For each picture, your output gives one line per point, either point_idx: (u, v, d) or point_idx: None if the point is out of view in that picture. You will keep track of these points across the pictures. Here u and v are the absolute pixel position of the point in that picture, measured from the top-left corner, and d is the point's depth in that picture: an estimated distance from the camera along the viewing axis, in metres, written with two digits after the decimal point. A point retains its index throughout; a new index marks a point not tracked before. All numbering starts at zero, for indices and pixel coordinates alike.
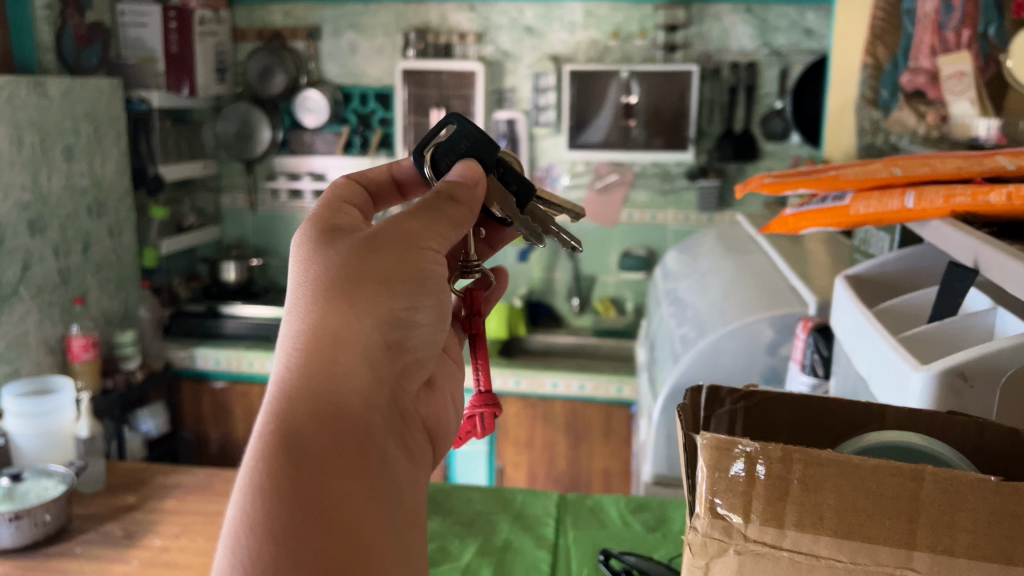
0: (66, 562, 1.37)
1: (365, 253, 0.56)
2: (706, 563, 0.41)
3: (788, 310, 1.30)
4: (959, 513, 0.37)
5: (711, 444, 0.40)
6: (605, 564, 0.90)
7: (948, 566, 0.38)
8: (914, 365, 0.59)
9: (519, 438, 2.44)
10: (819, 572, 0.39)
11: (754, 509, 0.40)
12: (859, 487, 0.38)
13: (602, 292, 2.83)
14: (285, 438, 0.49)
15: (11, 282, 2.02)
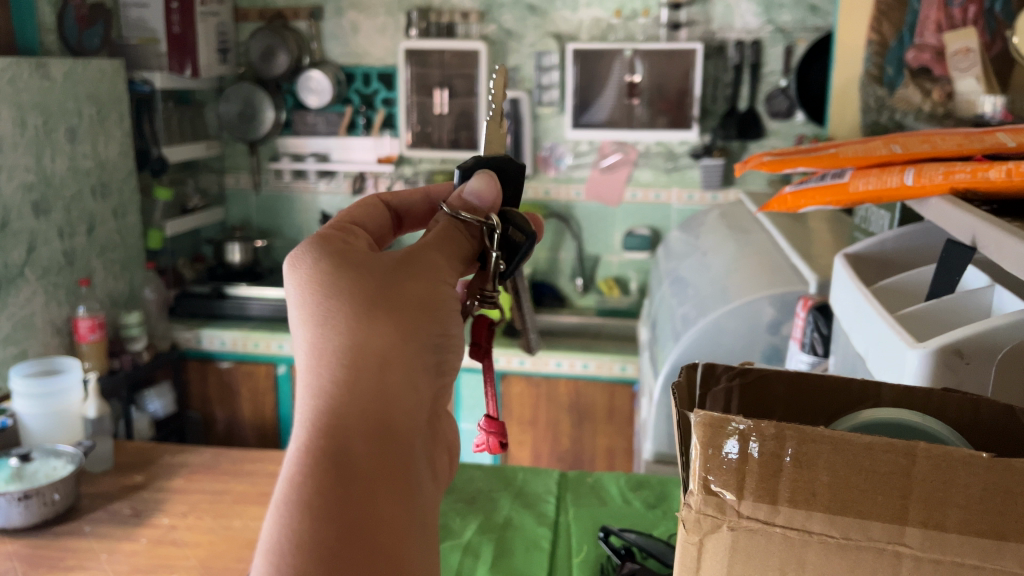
0: (75, 541, 1.39)
1: (402, 275, 0.52)
2: (700, 539, 0.41)
3: (789, 289, 1.30)
4: (952, 489, 0.37)
5: (705, 422, 0.40)
6: (605, 541, 0.91)
7: (940, 542, 0.38)
8: (911, 343, 0.59)
9: (523, 417, 2.45)
10: (812, 547, 0.40)
11: (747, 486, 0.40)
12: (853, 465, 0.39)
13: (606, 272, 2.83)
14: (328, 476, 0.46)
15: (17, 264, 2.03)
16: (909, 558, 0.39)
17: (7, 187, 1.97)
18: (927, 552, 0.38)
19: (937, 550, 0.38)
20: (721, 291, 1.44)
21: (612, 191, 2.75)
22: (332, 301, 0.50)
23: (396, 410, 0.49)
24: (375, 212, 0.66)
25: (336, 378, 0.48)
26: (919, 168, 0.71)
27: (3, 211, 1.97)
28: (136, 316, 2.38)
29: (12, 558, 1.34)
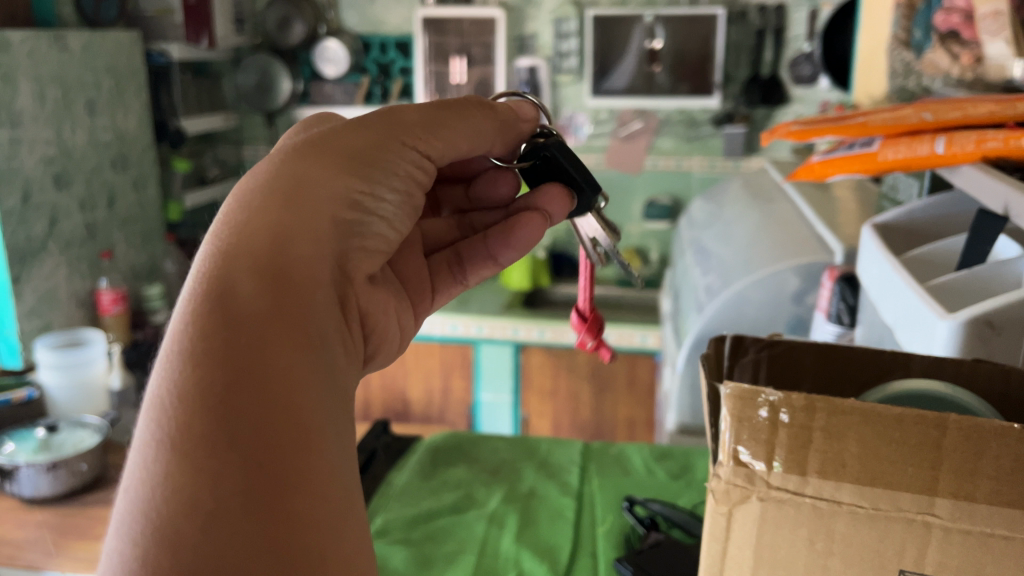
0: (104, 511, 1.43)
1: (326, 145, 0.48)
2: (729, 509, 0.42)
3: (815, 259, 1.29)
4: (982, 460, 0.37)
5: (735, 394, 0.40)
6: (629, 511, 0.92)
7: (969, 512, 0.38)
8: (940, 313, 0.58)
9: (543, 388, 2.47)
10: (841, 517, 0.40)
11: (777, 456, 0.40)
12: (882, 437, 0.38)
13: (626, 242, 2.83)
14: (210, 311, 0.40)
15: (40, 237, 2.04)
16: (938, 528, 0.39)
17: (27, 160, 1.98)
18: (956, 522, 0.38)
19: (965, 521, 0.38)
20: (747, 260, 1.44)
21: (631, 159, 2.74)
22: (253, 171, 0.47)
23: (295, 262, 0.42)
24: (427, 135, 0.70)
25: (237, 215, 0.43)
26: (950, 136, 0.70)
27: (25, 184, 1.98)
28: (157, 288, 2.40)
29: (42, 527, 1.39)
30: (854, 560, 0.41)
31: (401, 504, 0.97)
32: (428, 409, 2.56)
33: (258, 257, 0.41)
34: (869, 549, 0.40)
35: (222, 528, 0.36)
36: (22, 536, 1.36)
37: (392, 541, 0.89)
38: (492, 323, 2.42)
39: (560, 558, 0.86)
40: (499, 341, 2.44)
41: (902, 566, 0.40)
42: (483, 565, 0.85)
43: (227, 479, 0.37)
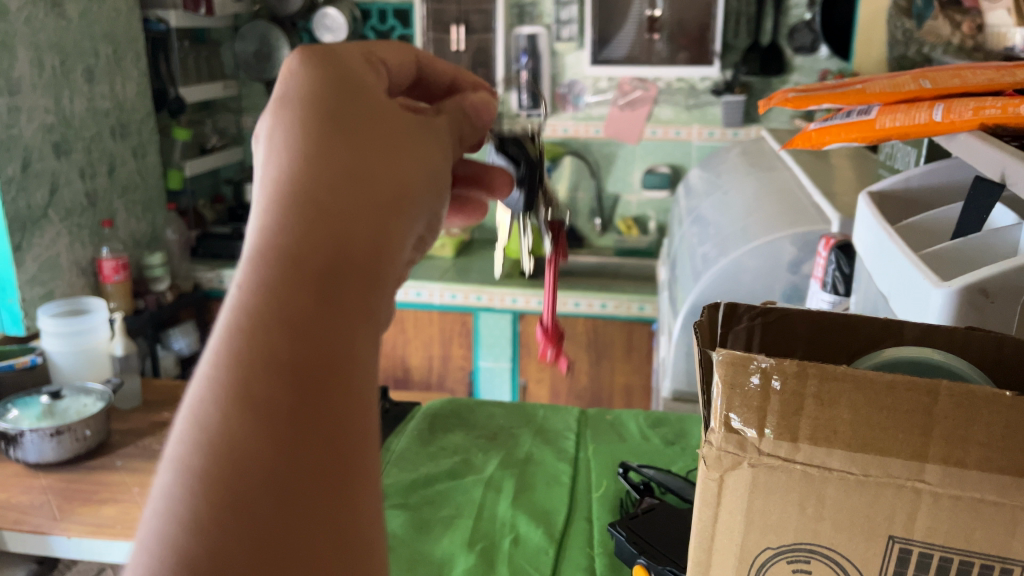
0: (109, 475, 1.47)
1: (409, 128, 0.45)
2: (721, 475, 0.41)
3: (811, 227, 1.29)
4: (974, 426, 0.36)
5: (727, 361, 0.39)
6: (623, 476, 0.92)
7: (960, 478, 0.37)
8: (935, 281, 0.58)
9: (542, 355, 2.48)
10: (831, 484, 0.39)
11: (769, 423, 0.39)
12: (874, 403, 0.37)
13: (624, 211, 2.84)
14: (313, 290, 0.35)
15: (40, 206, 2.04)
16: (928, 494, 0.38)
17: (27, 127, 1.97)
18: (945, 487, 0.37)
19: (955, 486, 0.37)
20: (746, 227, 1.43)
21: (631, 129, 2.72)
22: (342, 114, 0.41)
23: (390, 258, 0.39)
24: (408, 64, 0.60)
25: (339, 179, 0.38)
26: (948, 104, 0.69)
27: (25, 152, 1.97)
28: (159, 257, 2.40)
29: (46, 492, 1.41)
30: (844, 525, 0.40)
31: (399, 470, 0.98)
32: (427, 377, 2.58)
33: (363, 245, 0.37)
34: (859, 514, 0.40)
35: (297, 514, 0.33)
36: (27, 501, 1.38)
37: (391, 506, 0.90)
38: (491, 291, 2.43)
39: (556, 523, 0.86)
40: (498, 310, 2.45)
41: (892, 531, 0.39)
42: (479, 529, 0.86)
43: (305, 470, 0.33)
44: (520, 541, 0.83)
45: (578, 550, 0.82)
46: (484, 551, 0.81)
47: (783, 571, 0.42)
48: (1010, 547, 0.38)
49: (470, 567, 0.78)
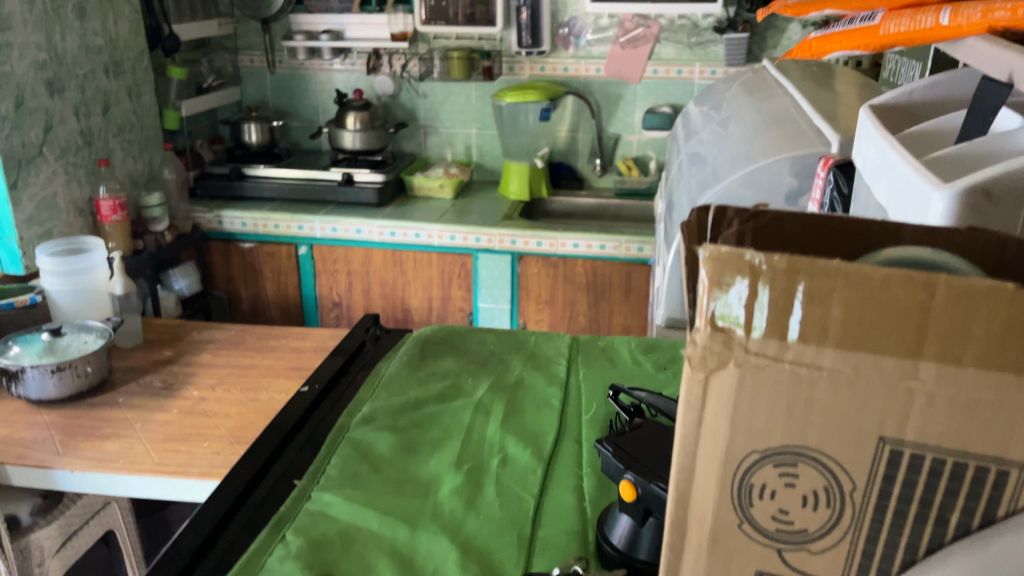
0: (111, 411, 1.47)
1: None
2: (706, 375, 0.41)
3: (810, 150, 1.25)
4: (973, 322, 0.36)
5: (713, 257, 0.39)
6: (614, 400, 0.88)
7: (956, 377, 0.37)
8: (936, 183, 0.56)
9: (541, 296, 2.48)
10: (820, 384, 0.39)
11: (756, 322, 0.39)
12: (868, 300, 0.37)
13: (625, 151, 2.81)
14: None
15: (35, 144, 2.00)
16: (921, 395, 0.38)
17: (19, 64, 1.92)
18: (940, 389, 0.37)
19: (952, 386, 0.37)
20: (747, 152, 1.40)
21: (632, 68, 2.68)
22: None
23: None
24: None
25: None
26: (957, 6, 0.65)
27: (17, 90, 1.93)
28: (156, 195, 2.36)
29: (49, 428, 1.42)
30: (832, 428, 0.40)
31: (388, 392, 0.98)
32: (427, 317, 2.58)
33: None
34: (847, 417, 0.39)
35: None
36: (30, 437, 1.39)
37: (377, 427, 0.90)
38: (492, 233, 2.41)
39: (545, 445, 0.87)
40: (498, 252, 2.43)
41: (882, 432, 0.39)
42: (467, 449, 0.87)
43: None
44: (508, 462, 0.85)
45: (566, 472, 0.83)
46: (472, 472, 0.83)
47: (768, 477, 0.42)
48: (1007, 450, 0.38)
49: (456, 488, 0.80)
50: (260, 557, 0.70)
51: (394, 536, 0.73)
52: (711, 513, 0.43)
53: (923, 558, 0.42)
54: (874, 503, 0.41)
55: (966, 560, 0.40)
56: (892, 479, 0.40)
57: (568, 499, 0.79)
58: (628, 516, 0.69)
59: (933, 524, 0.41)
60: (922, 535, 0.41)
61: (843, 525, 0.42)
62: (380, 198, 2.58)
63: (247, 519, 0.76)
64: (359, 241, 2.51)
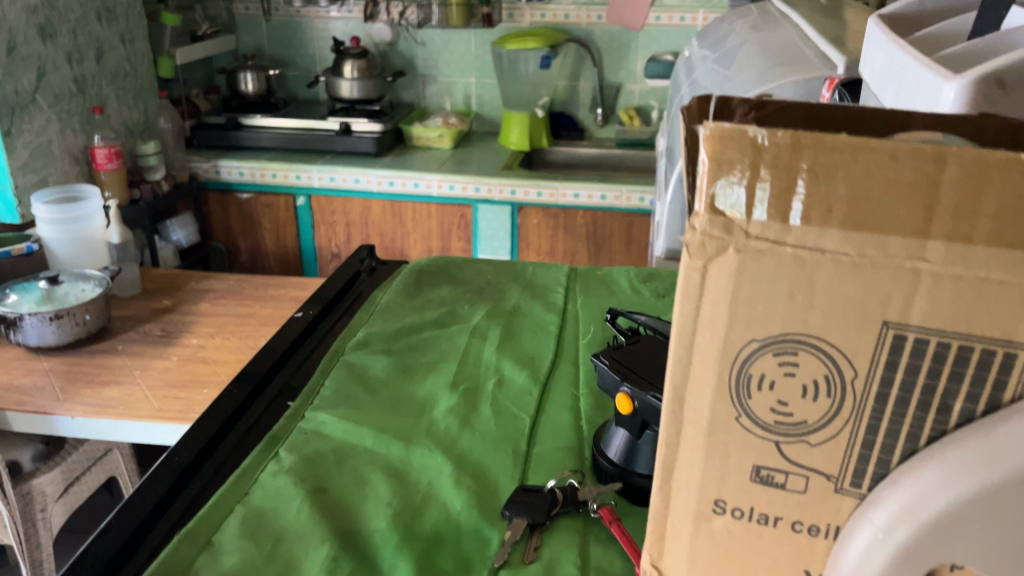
0: (110, 358, 1.47)
1: None
2: (703, 264, 0.40)
3: (814, 74, 1.22)
4: (984, 195, 0.35)
5: (715, 134, 0.37)
6: (612, 324, 0.87)
7: (964, 255, 0.36)
8: (947, 76, 0.55)
9: (541, 248, 2.47)
10: (823, 268, 0.38)
11: (756, 203, 0.38)
12: (873, 175, 0.36)
13: (627, 101, 2.77)
14: None
15: (28, 91, 1.94)
16: (928, 275, 0.37)
17: (10, 8, 1.86)
18: (948, 268, 0.37)
19: (960, 265, 0.36)
20: (751, 82, 1.37)
21: (634, 16, 2.62)
22: None
23: None
24: None
25: None
26: None
27: (9, 34, 1.87)
28: (153, 144, 2.33)
29: (49, 374, 1.42)
30: (836, 313, 0.39)
31: (384, 319, 1.01)
32: None
33: None
34: (851, 301, 0.38)
35: None
36: (29, 382, 1.39)
37: (372, 351, 0.93)
38: (495, 183, 2.38)
39: (541, 368, 0.90)
40: (498, 202, 2.41)
41: (886, 317, 0.38)
42: (464, 372, 0.90)
43: None
44: (504, 383, 0.87)
45: (563, 393, 0.86)
46: (468, 392, 0.86)
47: (768, 366, 0.41)
48: (1016, 332, 0.37)
49: (451, 407, 0.83)
50: (257, 471, 0.74)
51: (389, 453, 0.76)
52: (709, 405, 0.42)
53: (924, 447, 0.41)
54: (874, 392, 0.40)
55: (967, 442, 0.39)
56: (893, 366, 0.39)
57: (563, 418, 0.82)
58: (625, 429, 0.71)
59: (935, 413, 0.40)
60: (922, 423, 0.40)
61: (843, 415, 0.41)
62: (378, 147, 2.55)
63: (243, 435, 0.79)
64: (358, 190, 2.48)
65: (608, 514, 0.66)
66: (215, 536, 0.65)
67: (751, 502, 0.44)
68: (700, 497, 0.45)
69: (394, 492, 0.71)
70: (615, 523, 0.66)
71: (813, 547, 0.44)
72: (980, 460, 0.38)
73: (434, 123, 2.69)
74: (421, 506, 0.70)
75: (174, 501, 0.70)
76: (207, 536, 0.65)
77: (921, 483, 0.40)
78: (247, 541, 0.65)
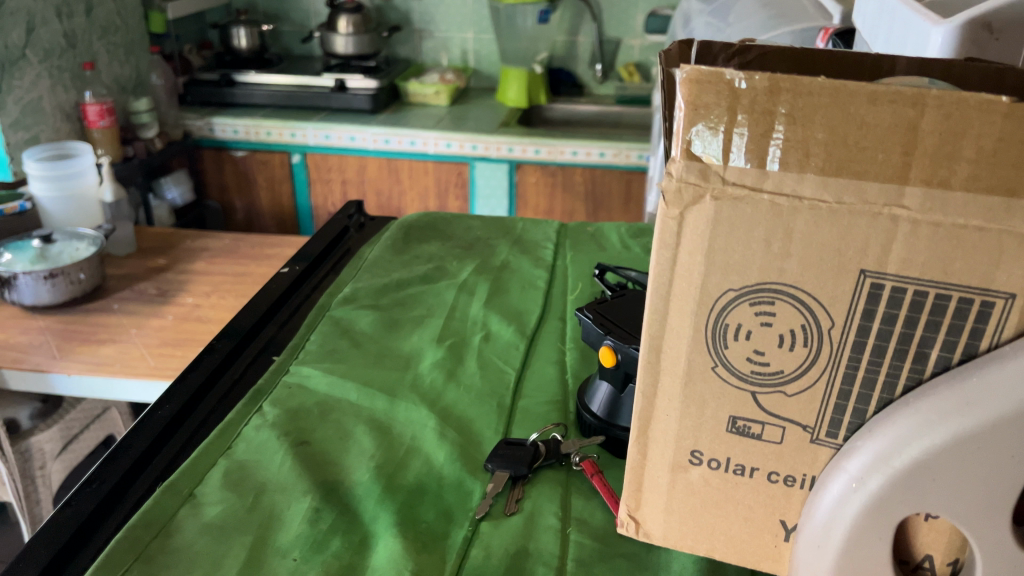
0: (106, 317, 1.47)
1: None
2: (681, 212, 0.42)
3: (810, 25, 1.19)
4: (962, 141, 0.36)
5: (691, 78, 0.39)
6: (600, 279, 0.87)
7: (942, 201, 0.37)
8: (937, 21, 0.54)
9: (539, 207, 2.45)
10: (800, 215, 0.40)
11: (734, 149, 0.40)
12: (851, 119, 0.37)
13: (626, 57, 2.74)
14: None
15: (17, 46, 1.90)
16: (906, 222, 0.38)
17: None
18: (926, 215, 0.38)
19: (938, 212, 0.38)
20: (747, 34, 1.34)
21: None
22: None
23: None
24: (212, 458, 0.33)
25: None
26: None
27: None
28: (145, 101, 2.29)
29: (45, 333, 1.41)
30: (812, 262, 0.41)
31: (371, 274, 1.01)
32: None
33: None
34: (827, 249, 0.40)
35: None
36: (25, 341, 1.39)
37: (360, 306, 0.93)
38: (494, 140, 2.35)
39: (528, 322, 0.90)
40: (495, 159, 2.38)
41: (863, 265, 0.40)
42: (451, 327, 0.90)
43: None
44: (491, 338, 0.87)
45: (549, 347, 0.87)
46: (453, 346, 0.86)
47: (745, 316, 0.43)
48: (993, 280, 0.38)
49: (437, 361, 0.83)
50: (240, 424, 0.74)
51: (373, 406, 0.77)
52: (686, 353, 0.45)
53: (900, 396, 0.42)
54: (851, 341, 0.42)
55: (941, 388, 0.40)
56: (871, 315, 0.41)
57: (549, 372, 0.82)
58: (608, 382, 0.71)
59: (913, 361, 0.41)
60: (900, 371, 0.42)
61: (820, 364, 0.43)
62: (374, 104, 2.53)
63: (226, 391, 0.79)
64: (353, 148, 2.46)
65: (590, 468, 0.68)
66: (196, 489, 0.66)
67: (727, 453, 0.47)
68: (676, 446, 0.48)
69: (377, 445, 0.71)
70: (596, 476, 0.67)
71: (789, 497, 0.47)
72: (953, 407, 0.39)
73: (429, 80, 2.66)
74: (404, 459, 0.70)
75: (155, 456, 0.71)
76: (188, 489, 0.65)
77: (894, 431, 0.41)
78: (228, 494, 0.65)
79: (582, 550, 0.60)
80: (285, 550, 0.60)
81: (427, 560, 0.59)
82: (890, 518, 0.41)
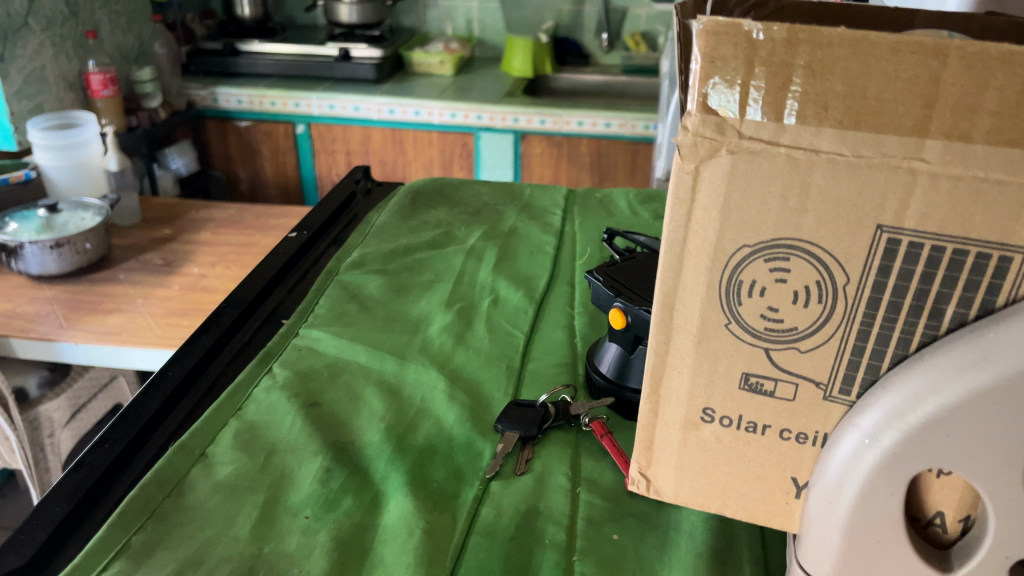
0: (112, 287, 1.47)
1: None
2: (696, 166, 0.42)
3: None
4: (984, 93, 0.35)
5: (709, 29, 0.38)
6: (609, 244, 0.85)
7: (963, 154, 0.37)
8: None
9: (544, 177, 2.45)
10: (817, 168, 0.40)
11: (751, 102, 0.39)
12: (872, 70, 0.37)
13: (633, 26, 2.71)
14: None
15: (20, 14, 1.88)
16: (925, 176, 0.38)
17: None
18: (946, 168, 0.37)
19: (958, 165, 0.37)
20: None
21: None
22: None
23: None
24: None
25: None
26: None
27: None
28: (148, 71, 2.27)
29: (52, 303, 1.42)
30: (829, 217, 0.40)
31: (379, 239, 1.01)
32: None
33: None
34: (845, 203, 0.40)
35: None
36: (33, 311, 1.39)
37: (368, 270, 0.94)
38: (499, 110, 2.33)
39: (537, 287, 0.90)
40: (500, 129, 2.37)
41: (880, 221, 0.40)
42: (460, 291, 0.90)
43: None
44: (499, 302, 0.87)
45: (558, 311, 0.87)
46: (462, 311, 0.86)
47: (760, 273, 0.43)
48: (1012, 235, 0.38)
49: (446, 325, 0.83)
50: (251, 386, 0.74)
51: (383, 368, 0.77)
52: (699, 311, 0.45)
53: (914, 353, 0.42)
54: (867, 297, 0.42)
55: (957, 344, 0.40)
56: (887, 271, 0.41)
57: (558, 336, 0.82)
58: (618, 344, 0.71)
59: (928, 317, 0.41)
60: (915, 328, 0.42)
61: (834, 321, 0.43)
62: (378, 73, 2.49)
63: (234, 355, 0.80)
64: (357, 118, 2.44)
65: (599, 428, 0.68)
66: (208, 449, 0.66)
67: (740, 410, 0.47)
68: (689, 404, 0.48)
69: (387, 407, 0.72)
70: (606, 437, 0.67)
71: (802, 454, 0.47)
72: (969, 362, 0.39)
73: (434, 49, 2.63)
74: (414, 420, 0.70)
75: (166, 418, 0.71)
76: (200, 449, 0.66)
77: (909, 387, 0.41)
78: (240, 454, 0.65)
79: (592, 510, 0.61)
80: (297, 508, 0.61)
81: (437, 518, 0.59)
82: (903, 474, 0.41)
